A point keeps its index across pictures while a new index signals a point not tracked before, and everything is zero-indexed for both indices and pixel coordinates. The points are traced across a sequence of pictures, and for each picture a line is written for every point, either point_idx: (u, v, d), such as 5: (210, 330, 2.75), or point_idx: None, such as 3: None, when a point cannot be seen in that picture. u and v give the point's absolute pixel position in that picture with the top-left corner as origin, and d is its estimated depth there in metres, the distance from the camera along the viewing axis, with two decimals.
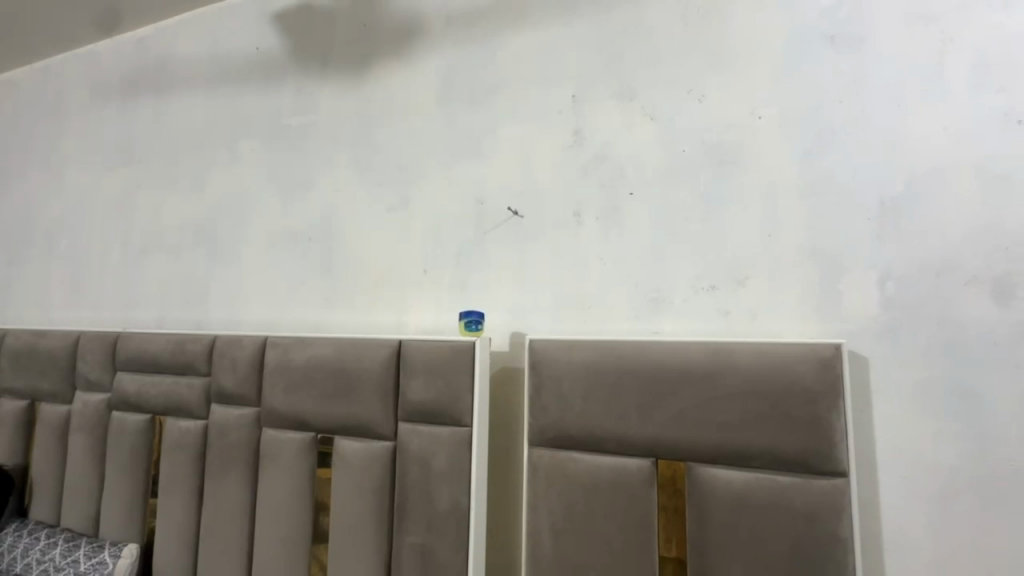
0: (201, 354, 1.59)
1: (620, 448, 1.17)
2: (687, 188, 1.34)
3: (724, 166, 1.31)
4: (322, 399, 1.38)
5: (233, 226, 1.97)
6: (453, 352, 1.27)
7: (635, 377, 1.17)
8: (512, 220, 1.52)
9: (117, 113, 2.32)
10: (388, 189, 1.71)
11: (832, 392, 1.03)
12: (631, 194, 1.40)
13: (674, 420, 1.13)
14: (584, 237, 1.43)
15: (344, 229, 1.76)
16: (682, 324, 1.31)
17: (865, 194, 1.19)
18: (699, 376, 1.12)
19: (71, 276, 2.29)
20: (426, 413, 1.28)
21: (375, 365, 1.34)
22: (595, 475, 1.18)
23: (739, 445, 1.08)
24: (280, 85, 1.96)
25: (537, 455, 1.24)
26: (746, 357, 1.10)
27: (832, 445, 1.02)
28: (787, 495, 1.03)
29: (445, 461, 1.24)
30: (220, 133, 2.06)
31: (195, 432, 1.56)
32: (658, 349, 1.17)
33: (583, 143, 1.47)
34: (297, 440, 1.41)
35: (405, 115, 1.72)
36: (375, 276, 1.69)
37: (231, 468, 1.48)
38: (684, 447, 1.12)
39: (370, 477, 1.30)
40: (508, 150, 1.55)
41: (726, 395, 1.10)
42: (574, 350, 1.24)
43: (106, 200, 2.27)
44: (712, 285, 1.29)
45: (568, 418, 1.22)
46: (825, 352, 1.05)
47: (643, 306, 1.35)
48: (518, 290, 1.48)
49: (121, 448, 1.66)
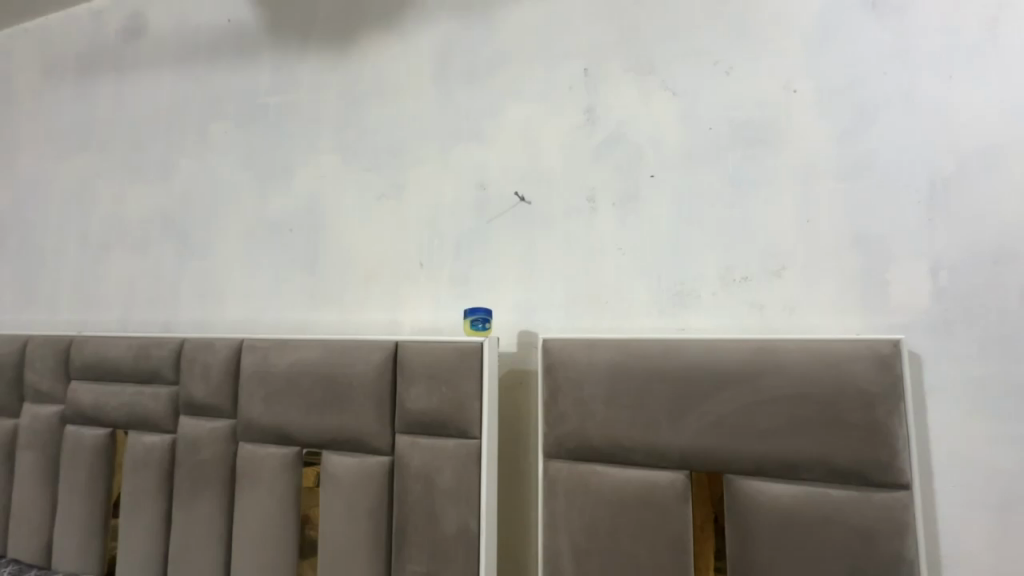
0: (166, 359, 1.40)
1: (650, 459, 1.04)
2: (714, 170, 1.22)
3: (756, 145, 1.19)
4: (307, 409, 1.22)
5: (205, 216, 1.78)
6: (459, 354, 1.12)
7: (666, 380, 1.04)
8: (519, 206, 1.38)
9: (74, 93, 2.09)
10: (378, 175, 1.55)
11: (890, 394, 0.92)
12: (652, 176, 1.27)
13: (711, 428, 1.00)
14: (600, 225, 1.30)
15: (330, 219, 1.59)
16: (710, 320, 1.18)
17: (913, 175, 1.09)
18: (741, 378, 1.00)
19: (22, 275, 2.06)
20: (428, 425, 1.12)
21: (369, 369, 1.18)
22: (623, 490, 1.05)
23: (787, 455, 0.96)
24: (256, 61, 1.78)
25: (554, 469, 1.11)
26: (790, 355, 0.98)
27: (893, 453, 0.91)
28: (842, 509, 0.92)
29: (452, 478, 1.09)
30: (191, 116, 1.86)
31: (161, 448, 1.38)
32: (692, 348, 1.04)
33: (596, 121, 1.33)
34: (280, 455, 1.25)
35: (396, 93, 1.56)
36: (366, 271, 1.53)
37: (203, 489, 1.31)
38: (724, 459, 0.99)
39: (364, 497, 1.15)
40: (513, 132, 1.41)
41: (771, 399, 0.97)
42: (595, 350, 1.10)
43: (63, 190, 2.05)
44: (744, 276, 1.17)
45: (590, 427, 1.08)
46: (882, 349, 0.94)
47: (667, 300, 1.22)
48: (526, 284, 1.34)
49: (77, 467, 1.47)
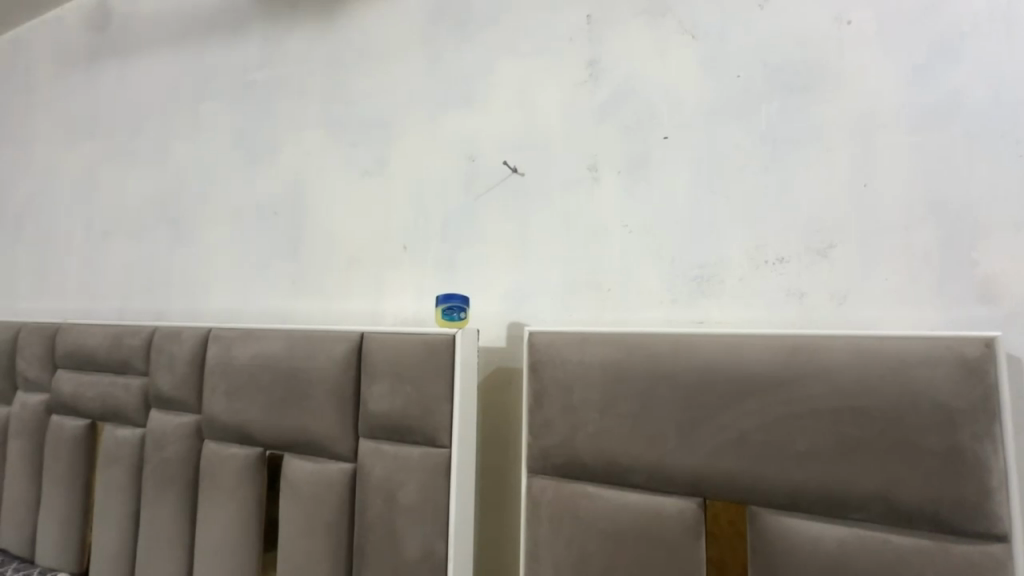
0: (137, 349, 1.32)
1: (652, 481, 0.84)
2: (743, 128, 0.99)
3: (796, 94, 0.96)
4: (267, 407, 1.09)
5: (197, 200, 1.70)
6: (426, 348, 0.96)
7: (675, 385, 0.83)
8: (511, 179, 1.20)
9: (83, 80, 2.07)
10: (362, 149, 1.40)
11: (980, 411, 0.68)
12: (666, 138, 1.05)
13: (731, 445, 0.79)
14: (604, 198, 1.10)
15: (314, 200, 1.47)
16: (736, 312, 0.96)
17: (1014, 123, 0.83)
18: (772, 384, 0.78)
19: (36, 265, 2.06)
20: (392, 429, 0.97)
21: (330, 363, 1.04)
22: (619, 517, 0.85)
23: (832, 487, 0.73)
24: (246, 35, 1.68)
25: (538, 488, 0.93)
26: (839, 357, 0.75)
27: (983, 492, 0.67)
28: (909, 563, 0.69)
29: (416, 493, 0.93)
30: (185, 96, 1.79)
31: (131, 443, 1.30)
32: (709, 345, 0.83)
33: (600, 76, 1.13)
34: (241, 456, 1.13)
35: (382, 59, 1.41)
36: (348, 255, 1.39)
37: (168, 489, 1.21)
38: (747, 487, 0.78)
39: (322, 509, 1.01)
40: (505, 94, 1.23)
41: (813, 413, 0.75)
42: (588, 346, 0.91)
43: (72, 178, 2.03)
44: (779, 257, 0.94)
45: (580, 439, 0.89)
46: (968, 351, 0.70)
47: (682, 286, 1.01)
48: (518, 269, 1.16)
49: (58, 459, 1.42)
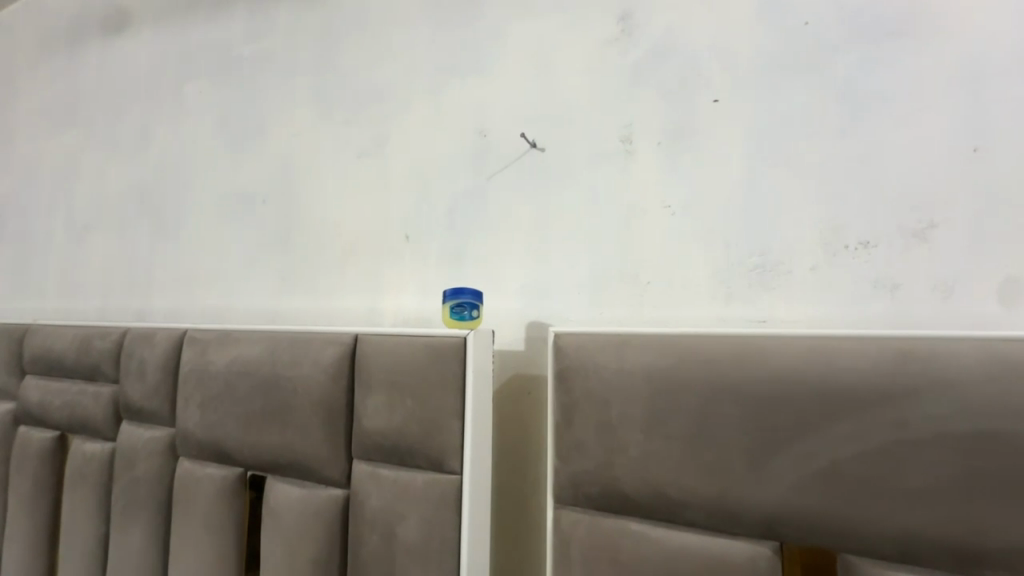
0: (107, 353, 1.17)
1: (713, 521, 0.67)
2: (812, 85, 0.82)
3: (878, 42, 0.79)
4: (247, 421, 0.94)
5: (180, 189, 1.55)
6: (431, 353, 0.80)
7: (742, 401, 0.67)
8: (529, 155, 1.03)
9: (63, 63, 1.92)
10: (358, 128, 1.24)
11: None
12: (716, 100, 0.88)
13: (820, 478, 0.62)
14: (640, 176, 0.93)
15: (305, 185, 1.31)
16: (806, 309, 0.79)
17: None
18: (874, 401, 0.61)
19: (16, 262, 1.92)
20: (391, 450, 0.81)
21: (318, 372, 0.88)
22: (671, 564, 0.69)
23: (958, 536, 0.56)
24: (232, 7, 1.53)
25: (567, 523, 0.76)
26: (966, 367, 0.58)
27: None
28: None
29: (419, 527, 0.77)
30: (167, 77, 1.64)
31: (100, 459, 1.15)
32: (787, 349, 0.66)
33: (633, 32, 0.96)
34: (219, 477, 0.98)
35: (379, 26, 1.25)
36: (343, 246, 1.23)
37: (139, 512, 1.06)
38: (841, 533, 0.61)
39: (310, 543, 0.85)
40: (520, 58, 1.06)
41: (931, 439, 0.58)
42: (630, 350, 0.74)
43: (52, 169, 1.89)
44: (862, 241, 0.77)
45: (620, 466, 0.73)
46: None
47: (739, 278, 0.84)
48: (537, 259, 0.99)
49: (24, 475, 1.27)
